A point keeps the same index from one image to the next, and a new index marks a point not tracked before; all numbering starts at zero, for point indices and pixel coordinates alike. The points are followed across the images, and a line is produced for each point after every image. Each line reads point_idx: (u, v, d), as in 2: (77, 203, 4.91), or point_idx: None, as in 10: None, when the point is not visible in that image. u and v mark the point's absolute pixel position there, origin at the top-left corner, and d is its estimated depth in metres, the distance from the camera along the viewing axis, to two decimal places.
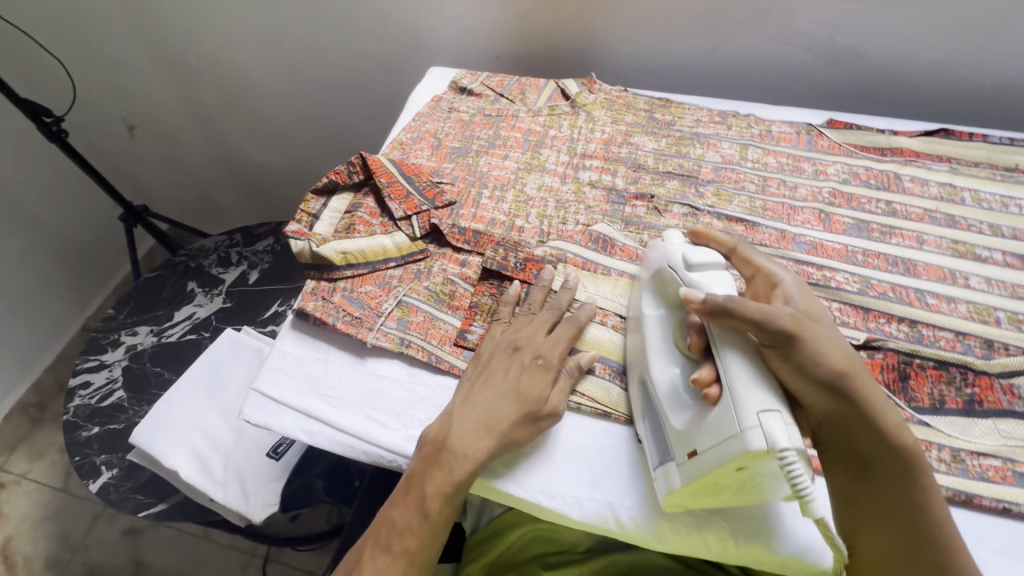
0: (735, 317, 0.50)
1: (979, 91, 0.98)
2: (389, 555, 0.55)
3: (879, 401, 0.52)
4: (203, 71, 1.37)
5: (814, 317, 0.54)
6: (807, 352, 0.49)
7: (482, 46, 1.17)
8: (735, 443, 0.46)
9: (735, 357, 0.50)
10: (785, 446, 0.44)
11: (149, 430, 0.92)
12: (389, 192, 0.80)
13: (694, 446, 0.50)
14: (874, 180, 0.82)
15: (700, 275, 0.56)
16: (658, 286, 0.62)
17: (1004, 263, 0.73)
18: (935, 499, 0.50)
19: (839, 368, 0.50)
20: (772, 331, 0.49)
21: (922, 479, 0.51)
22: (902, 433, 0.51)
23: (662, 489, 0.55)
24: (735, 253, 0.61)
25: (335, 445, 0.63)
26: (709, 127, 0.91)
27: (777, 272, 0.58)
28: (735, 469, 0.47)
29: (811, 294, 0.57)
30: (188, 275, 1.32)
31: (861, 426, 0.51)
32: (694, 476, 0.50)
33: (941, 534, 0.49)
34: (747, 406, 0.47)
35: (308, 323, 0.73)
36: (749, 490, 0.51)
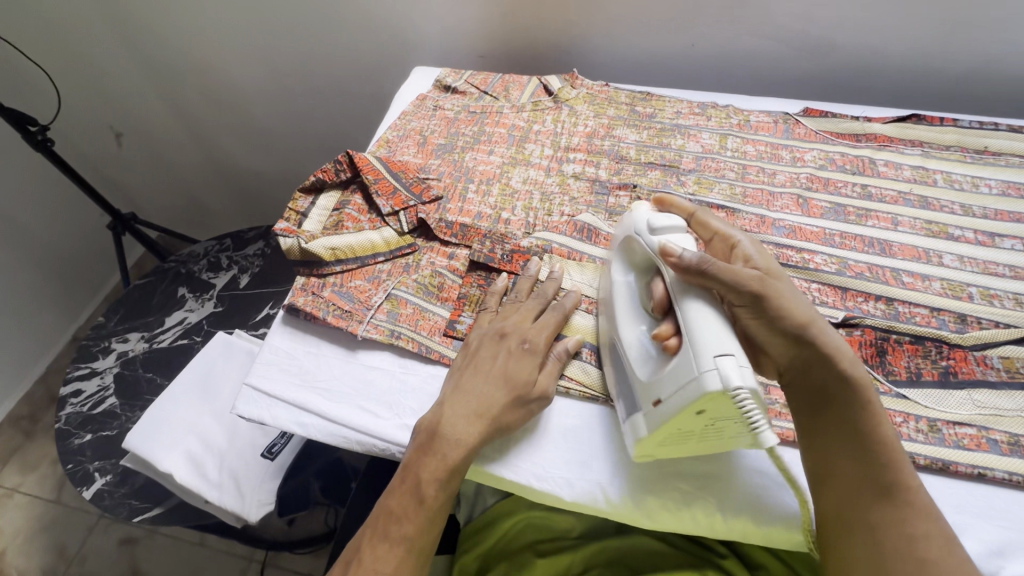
0: (707, 275, 0.53)
1: (950, 78, 1.00)
2: (387, 542, 0.55)
3: (837, 342, 0.55)
4: (189, 77, 1.37)
5: (778, 274, 0.57)
6: (773, 306, 0.54)
7: (466, 46, 1.19)
8: (693, 387, 0.48)
9: (700, 307, 0.52)
10: (738, 386, 0.46)
11: (142, 434, 0.92)
12: (377, 188, 0.81)
13: (658, 395, 0.52)
14: (849, 165, 0.85)
15: (666, 237, 0.58)
16: (627, 253, 0.64)
17: (975, 241, 0.75)
18: (887, 429, 0.53)
19: (800, 317, 0.54)
20: (742, 291, 0.53)
21: (875, 409, 0.54)
22: (856, 370, 0.55)
23: (630, 439, 0.57)
24: (695, 218, 0.64)
25: (328, 436, 0.64)
26: (689, 119, 0.93)
27: (735, 234, 0.61)
28: (696, 413, 0.49)
29: (767, 254, 0.60)
30: (179, 280, 1.32)
31: (818, 370, 0.54)
32: (659, 423, 0.52)
33: (892, 458, 0.52)
34: (705, 351, 0.48)
35: (299, 319, 0.73)
36: (711, 434, 0.53)
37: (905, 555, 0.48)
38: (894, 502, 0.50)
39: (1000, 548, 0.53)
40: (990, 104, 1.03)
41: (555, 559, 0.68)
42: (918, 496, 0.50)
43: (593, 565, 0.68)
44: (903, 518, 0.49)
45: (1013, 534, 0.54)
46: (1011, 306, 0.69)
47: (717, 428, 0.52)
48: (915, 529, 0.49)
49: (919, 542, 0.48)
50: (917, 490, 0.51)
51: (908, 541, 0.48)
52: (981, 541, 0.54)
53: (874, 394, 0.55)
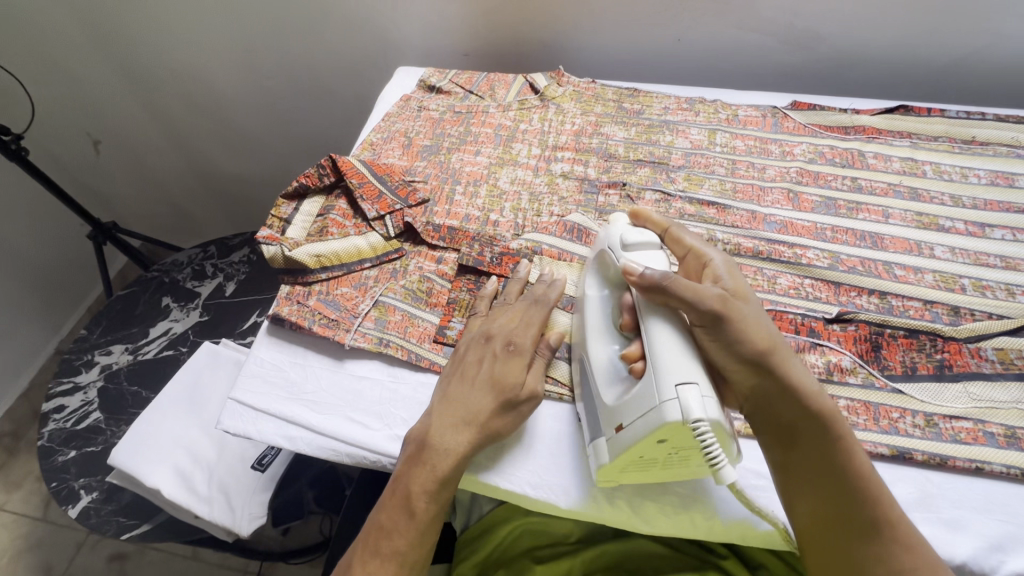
0: (670, 293, 0.52)
1: (935, 69, 1.01)
2: (379, 558, 0.54)
3: (800, 371, 0.53)
4: (167, 80, 1.34)
5: (742, 295, 0.55)
6: (734, 329, 0.51)
7: (449, 45, 1.17)
8: (654, 415, 0.48)
9: (664, 328, 0.52)
10: (698, 417, 0.46)
11: (128, 449, 0.89)
12: (361, 192, 0.79)
13: (620, 420, 0.52)
14: (839, 158, 0.84)
15: (638, 254, 0.58)
16: (602, 267, 0.63)
17: (966, 232, 0.75)
18: (860, 460, 0.51)
19: (759, 343, 0.51)
20: (702, 310, 0.51)
21: (846, 441, 0.51)
22: (821, 398, 0.52)
23: (593, 464, 0.56)
24: (668, 234, 0.63)
25: (318, 450, 0.62)
26: (678, 115, 0.92)
27: (709, 253, 0.60)
28: (657, 441, 0.49)
29: (739, 272, 0.58)
30: (163, 290, 1.29)
31: (781, 398, 0.52)
32: (619, 451, 0.51)
33: (868, 491, 0.50)
34: (668, 379, 0.48)
35: (284, 329, 0.71)
36: (676, 463, 0.53)
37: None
38: (878, 538, 0.48)
39: (997, 542, 0.53)
40: (976, 93, 1.03)
41: (556, 565, 0.67)
42: (900, 528, 0.49)
43: (594, 570, 0.67)
44: (889, 554, 0.48)
45: (1012, 527, 0.54)
46: (1003, 296, 0.69)
47: (684, 456, 0.52)
48: (903, 565, 0.47)
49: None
50: (898, 521, 0.49)
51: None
52: (981, 536, 0.53)
53: (843, 423, 0.52)
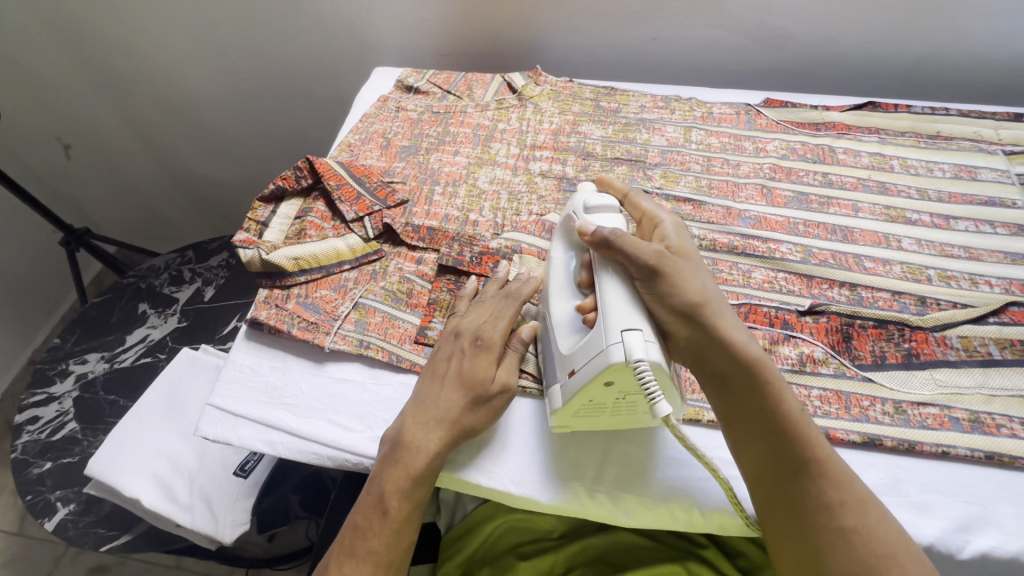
0: (614, 247, 0.55)
1: (901, 67, 1.03)
2: (354, 558, 0.54)
3: (730, 321, 0.54)
4: (138, 81, 1.31)
5: (684, 255, 0.59)
6: (667, 284, 0.54)
7: (427, 44, 1.17)
8: (601, 359, 0.50)
9: (612, 280, 0.54)
10: (640, 357, 0.48)
11: (104, 458, 0.87)
12: (340, 194, 0.79)
13: (572, 366, 0.54)
14: (810, 154, 0.86)
15: (597, 217, 0.60)
16: (566, 232, 0.64)
17: (932, 224, 0.77)
18: (790, 403, 0.52)
19: (691, 297, 0.54)
20: (640, 264, 0.54)
21: (775, 386, 0.52)
22: (751, 348, 0.53)
23: (550, 409, 0.58)
24: (628, 199, 0.66)
25: (299, 454, 0.62)
26: (654, 112, 0.93)
27: (661, 214, 0.63)
28: (604, 385, 0.51)
29: (686, 233, 0.62)
30: (139, 296, 1.26)
31: (714, 349, 0.53)
32: (571, 393, 0.54)
33: (797, 431, 0.51)
34: (614, 325, 0.51)
35: (263, 333, 0.71)
36: (625, 409, 0.56)
37: (828, 528, 0.48)
38: (809, 475, 0.50)
39: (962, 524, 0.55)
40: (942, 88, 1.06)
41: (537, 562, 0.67)
42: (830, 465, 0.50)
43: (575, 565, 0.68)
44: (819, 491, 0.49)
45: (976, 508, 0.56)
46: (968, 286, 0.71)
47: (629, 400, 0.54)
48: (832, 500, 0.49)
49: (835, 512, 0.48)
50: (829, 460, 0.50)
51: (826, 513, 0.49)
52: (945, 517, 0.55)
53: (773, 369, 0.54)
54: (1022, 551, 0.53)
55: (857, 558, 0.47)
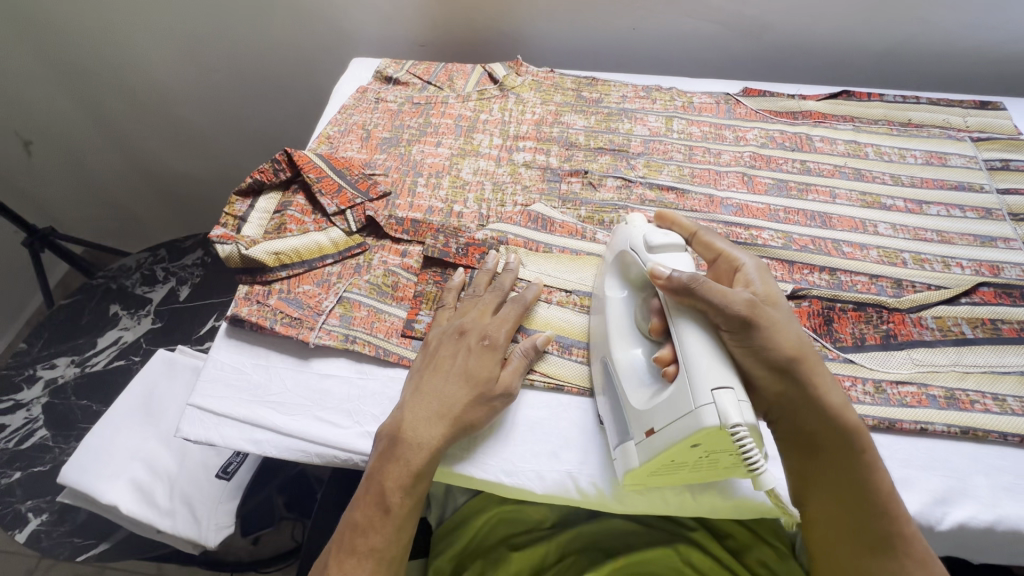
0: (695, 295, 0.51)
1: (873, 56, 1.06)
2: (355, 556, 0.53)
3: (827, 381, 0.53)
4: (103, 72, 1.26)
5: (772, 300, 0.55)
6: (762, 337, 0.51)
7: (404, 34, 1.15)
8: (691, 421, 0.47)
9: (693, 331, 0.51)
10: (736, 422, 0.46)
11: (80, 466, 0.84)
12: (320, 186, 0.77)
13: (652, 424, 0.51)
14: (789, 142, 0.87)
15: (663, 255, 0.57)
16: (623, 267, 0.63)
17: (905, 209, 0.79)
18: (881, 474, 0.53)
19: (786, 353, 0.52)
20: (729, 315, 0.51)
21: (868, 455, 0.53)
22: (845, 414, 0.53)
23: (621, 468, 0.56)
24: (696, 238, 0.64)
25: (286, 452, 0.61)
26: (635, 103, 0.93)
27: (740, 256, 0.60)
28: (691, 446, 0.49)
29: (771, 277, 0.58)
30: (110, 297, 1.22)
31: (807, 411, 0.53)
32: (652, 454, 0.51)
33: (886, 506, 0.52)
34: (703, 383, 0.48)
35: (244, 330, 0.69)
36: (705, 465, 0.53)
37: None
38: (893, 553, 0.52)
39: (940, 495, 0.57)
40: (912, 78, 1.09)
41: (531, 552, 0.67)
42: (915, 544, 0.52)
43: (567, 553, 0.68)
44: (901, 568, 0.51)
45: (953, 481, 0.58)
46: (941, 268, 0.73)
47: (714, 458, 0.51)
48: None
49: None
50: (913, 537, 0.52)
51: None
52: (925, 491, 0.57)
53: (866, 437, 0.53)
54: (996, 519, 0.56)
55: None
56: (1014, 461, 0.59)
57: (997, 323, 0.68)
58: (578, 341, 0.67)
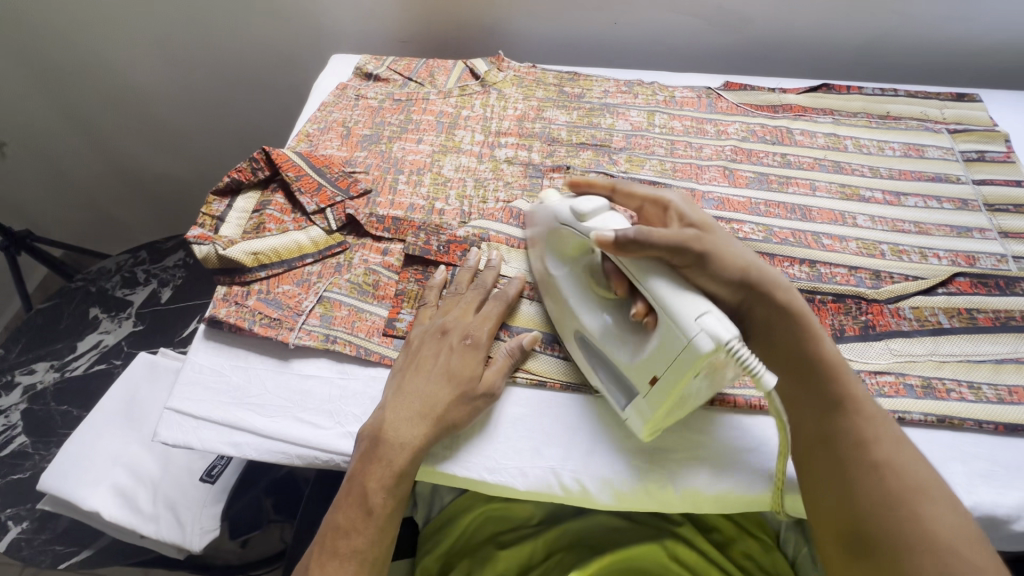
0: (647, 245, 0.54)
1: (853, 50, 1.07)
2: (337, 558, 0.52)
3: (776, 278, 0.60)
4: (77, 69, 1.24)
5: (708, 227, 0.60)
6: (715, 261, 0.57)
7: (386, 30, 1.14)
8: (689, 355, 0.49)
9: (657, 282, 0.53)
10: (728, 337, 0.48)
11: (60, 472, 0.83)
12: (299, 185, 0.77)
13: (653, 373, 0.53)
14: (769, 135, 0.88)
15: (597, 221, 0.59)
16: (559, 244, 0.64)
17: (884, 201, 0.80)
18: (830, 352, 0.57)
19: (736, 265, 0.58)
20: (685, 253, 0.56)
21: (816, 334, 0.58)
22: (794, 302, 0.59)
23: (637, 423, 0.58)
24: (617, 192, 0.65)
25: (266, 454, 0.60)
26: (617, 97, 0.93)
27: (664, 195, 0.64)
28: (695, 376, 0.51)
29: (696, 207, 0.63)
30: (90, 300, 1.20)
31: (763, 304, 0.59)
32: (664, 397, 0.53)
33: (837, 375, 0.56)
34: (685, 317, 0.50)
35: (222, 331, 0.68)
36: (706, 390, 0.55)
37: (860, 461, 0.52)
38: (846, 413, 0.54)
39: None
40: (891, 72, 1.10)
41: (518, 550, 0.67)
42: (865, 406, 0.55)
43: (554, 551, 0.68)
44: (852, 425, 0.54)
45: None
46: (918, 259, 0.74)
47: (713, 380, 0.53)
48: (866, 435, 0.53)
49: (871, 446, 0.52)
50: (864, 400, 0.55)
51: (860, 447, 0.52)
52: None
53: (815, 322, 0.59)
54: (972, 506, 0.56)
55: (889, 489, 0.49)
56: (989, 447, 0.60)
57: (973, 313, 0.69)
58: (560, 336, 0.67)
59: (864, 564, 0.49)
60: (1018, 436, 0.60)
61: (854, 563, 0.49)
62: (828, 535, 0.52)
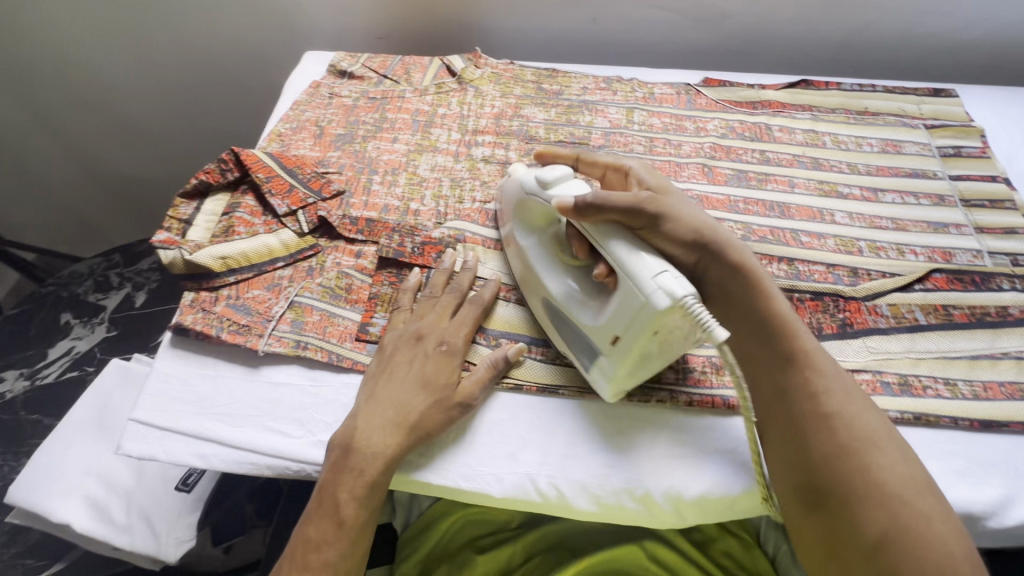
0: (605, 209, 0.54)
1: (832, 45, 1.06)
2: (308, 573, 0.51)
3: (727, 236, 0.60)
4: (42, 66, 1.19)
5: (663, 188, 0.61)
6: (668, 223, 0.57)
7: (362, 26, 1.12)
8: (646, 311, 0.49)
9: (617, 244, 0.53)
10: (683, 293, 0.48)
11: (28, 485, 0.80)
12: (270, 186, 0.75)
13: (614, 333, 0.54)
14: (748, 132, 0.87)
15: (558, 189, 0.60)
16: (525, 213, 0.65)
17: (862, 197, 0.80)
18: (781, 306, 0.58)
19: (689, 225, 0.58)
20: (640, 216, 0.56)
21: (765, 288, 0.59)
22: (745, 258, 0.59)
23: (602, 385, 0.58)
24: (580, 161, 0.67)
25: (235, 465, 0.58)
26: (596, 94, 0.92)
27: (624, 162, 0.66)
28: (653, 334, 0.51)
29: (655, 172, 0.65)
30: (61, 306, 1.16)
31: (718, 263, 0.59)
32: (624, 357, 0.54)
33: (786, 329, 0.57)
34: (643, 276, 0.50)
35: (190, 339, 0.66)
36: (668, 350, 0.55)
37: (813, 412, 0.52)
38: (796, 367, 0.55)
39: None
40: (869, 67, 1.10)
41: (496, 555, 0.67)
42: (816, 357, 0.56)
43: (534, 553, 0.67)
44: (803, 379, 0.54)
45: None
46: (896, 256, 0.74)
47: (673, 341, 0.54)
48: (818, 387, 0.54)
49: (822, 398, 0.53)
50: (814, 352, 0.56)
51: (813, 400, 0.53)
52: None
53: (764, 275, 0.60)
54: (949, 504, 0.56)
55: (841, 441, 0.50)
56: (964, 445, 0.60)
57: (949, 309, 0.69)
58: (538, 338, 0.66)
59: (819, 515, 0.50)
60: (992, 432, 0.60)
61: (810, 514, 0.50)
62: (786, 489, 0.53)
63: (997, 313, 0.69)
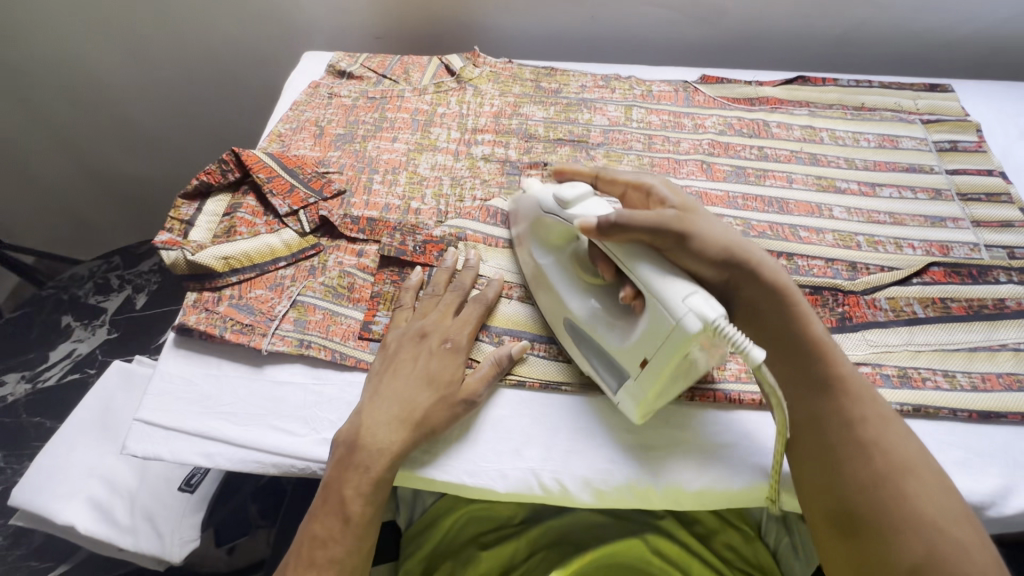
0: (630, 229, 0.54)
1: (828, 41, 1.07)
2: (315, 568, 0.52)
3: (759, 256, 0.59)
4: (39, 67, 1.20)
5: (689, 206, 0.61)
6: (697, 241, 0.56)
7: (360, 27, 1.12)
8: (677, 334, 0.50)
9: (643, 266, 0.53)
10: (715, 316, 0.49)
11: (32, 487, 0.81)
12: (271, 187, 0.75)
13: (643, 355, 0.53)
14: (746, 129, 0.88)
15: (578, 207, 0.59)
16: (542, 232, 0.65)
17: (859, 192, 0.80)
18: (815, 329, 0.58)
19: (720, 245, 0.57)
20: (665, 234, 0.55)
21: (799, 310, 0.58)
22: (779, 279, 0.58)
23: (629, 407, 0.58)
24: (600, 179, 0.67)
25: (240, 463, 0.59)
26: (594, 92, 0.93)
27: (645, 178, 0.64)
28: (684, 357, 0.51)
29: (677, 187, 0.64)
30: (62, 308, 1.16)
31: (752, 284, 0.58)
32: (653, 379, 0.53)
33: (822, 353, 0.57)
34: (673, 299, 0.50)
35: (193, 339, 0.66)
36: (695, 370, 0.55)
37: (849, 439, 0.53)
38: (832, 394, 0.55)
39: None
40: (865, 63, 1.11)
41: (499, 551, 0.67)
42: (850, 384, 0.56)
43: (537, 548, 0.68)
44: (837, 406, 0.55)
45: None
46: (893, 249, 0.74)
47: (701, 361, 0.54)
48: (854, 414, 0.54)
49: (858, 425, 0.53)
50: (849, 378, 0.56)
51: (849, 427, 0.53)
52: None
53: (798, 296, 0.59)
54: None
55: (878, 469, 0.51)
56: (963, 436, 0.60)
57: (947, 302, 0.69)
58: (541, 335, 0.66)
59: (850, 543, 0.50)
60: (990, 423, 0.61)
61: (842, 540, 0.51)
62: (817, 515, 0.53)
63: (994, 305, 0.69)
